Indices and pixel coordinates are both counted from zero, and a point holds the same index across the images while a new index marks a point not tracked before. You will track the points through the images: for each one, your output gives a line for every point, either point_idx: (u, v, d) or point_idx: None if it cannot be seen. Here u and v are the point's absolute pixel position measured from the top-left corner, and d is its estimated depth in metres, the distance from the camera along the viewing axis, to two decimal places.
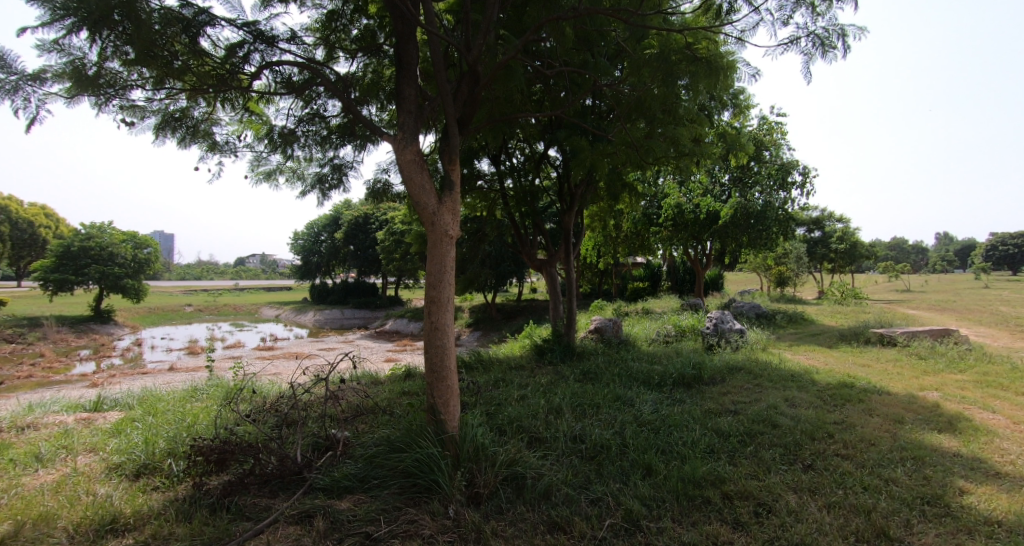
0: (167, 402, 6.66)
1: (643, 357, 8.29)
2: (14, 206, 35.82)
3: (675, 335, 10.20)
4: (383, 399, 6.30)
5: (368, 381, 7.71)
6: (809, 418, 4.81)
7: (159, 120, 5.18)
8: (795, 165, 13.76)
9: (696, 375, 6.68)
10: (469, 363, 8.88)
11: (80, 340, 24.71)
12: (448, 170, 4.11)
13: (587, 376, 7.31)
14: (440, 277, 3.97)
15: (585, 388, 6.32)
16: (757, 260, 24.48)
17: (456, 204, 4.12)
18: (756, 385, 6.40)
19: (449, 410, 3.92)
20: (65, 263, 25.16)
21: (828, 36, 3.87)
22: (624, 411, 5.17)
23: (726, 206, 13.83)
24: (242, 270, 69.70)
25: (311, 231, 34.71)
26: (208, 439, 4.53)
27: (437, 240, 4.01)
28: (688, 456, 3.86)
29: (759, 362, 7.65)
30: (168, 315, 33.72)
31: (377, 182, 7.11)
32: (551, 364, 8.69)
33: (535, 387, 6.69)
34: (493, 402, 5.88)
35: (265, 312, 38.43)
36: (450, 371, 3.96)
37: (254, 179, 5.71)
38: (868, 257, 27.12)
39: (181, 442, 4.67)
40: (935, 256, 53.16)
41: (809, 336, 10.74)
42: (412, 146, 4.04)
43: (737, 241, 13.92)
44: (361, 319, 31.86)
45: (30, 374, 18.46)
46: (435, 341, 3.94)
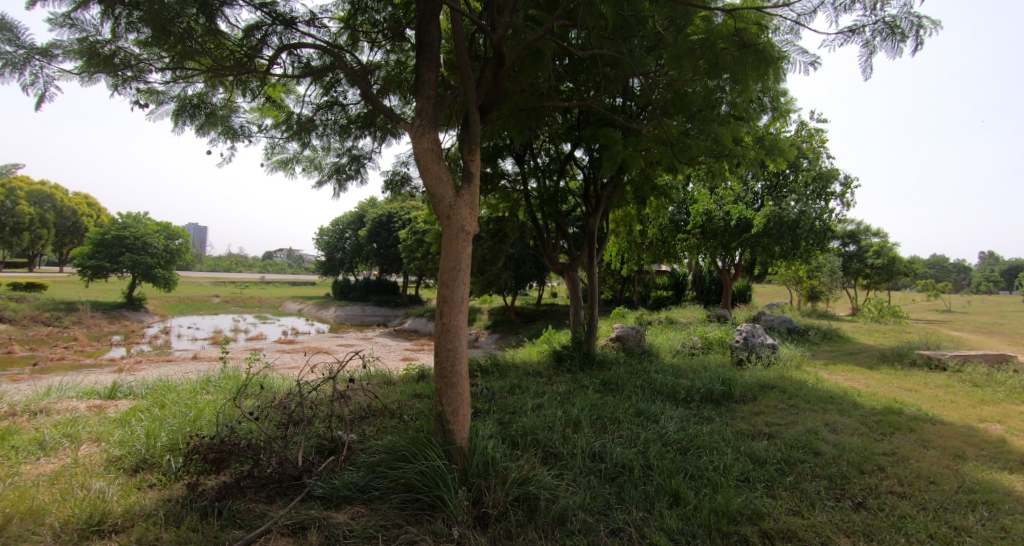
0: (177, 393, 6.53)
1: (669, 369, 7.91)
2: (59, 194, 37.16)
3: (701, 347, 9.75)
4: (394, 402, 6.04)
5: (381, 381, 7.50)
6: (855, 447, 4.40)
7: (178, 106, 4.94)
8: (835, 174, 13.11)
9: (726, 392, 6.27)
10: (485, 367, 8.61)
11: (112, 325, 25.29)
12: (468, 161, 3.83)
13: (607, 386, 6.97)
14: (454, 275, 3.69)
15: (604, 400, 5.97)
16: (788, 273, 23.69)
17: (474, 198, 3.83)
18: (790, 405, 5.98)
19: (458, 419, 3.62)
20: (101, 250, 25.83)
21: (898, 22, 3.44)
22: (648, 428, 4.81)
23: (759, 214, 13.31)
24: (270, 264, 71.07)
25: (336, 228, 35.00)
26: (210, 436, 4.31)
27: (452, 235, 3.73)
28: (722, 485, 3.50)
29: (793, 381, 7.19)
30: (196, 305, 34.37)
31: (396, 176, 6.90)
32: (570, 372, 8.35)
33: (552, 396, 6.37)
34: (507, 410, 5.59)
35: (289, 306, 38.87)
36: (461, 377, 3.66)
37: (270, 168, 5.56)
38: (906, 274, 26.02)
39: (184, 437, 4.47)
40: (975, 276, 51.08)
41: (845, 354, 10.18)
42: (430, 135, 3.77)
43: (769, 252, 13.39)
44: (382, 317, 31.91)
45: (63, 356, 18.93)
46: (446, 344, 3.65)
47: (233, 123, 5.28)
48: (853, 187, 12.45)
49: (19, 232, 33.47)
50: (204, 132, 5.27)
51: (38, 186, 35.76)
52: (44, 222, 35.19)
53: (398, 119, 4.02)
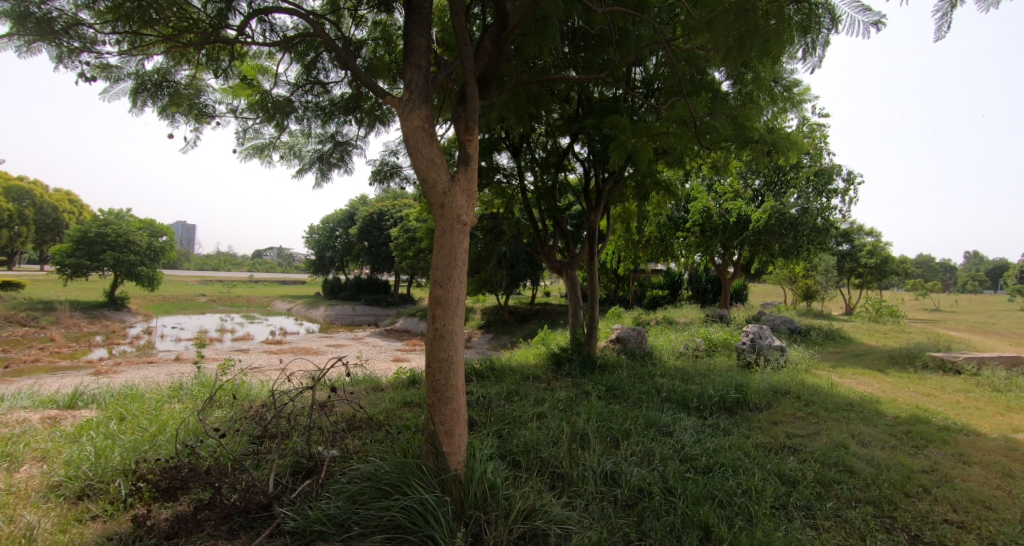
0: (142, 403, 5.95)
1: (675, 373, 7.50)
2: (38, 190, 35.97)
3: (705, 349, 9.36)
4: (382, 413, 5.53)
5: (368, 387, 6.99)
6: (891, 463, 4.03)
7: (134, 83, 4.37)
8: (838, 169, 12.59)
9: (741, 400, 5.83)
10: (479, 370, 8.14)
11: (92, 325, 24.44)
12: (465, 142, 3.35)
13: (612, 392, 6.52)
14: (449, 271, 3.21)
15: (611, 409, 5.51)
16: (784, 272, 23.41)
17: (472, 183, 3.35)
18: (810, 414, 5.55)
19: (452, 441, 3.13)
20: (81, 248, 24.92)
21: None
22: (662, 442, 4.37)
23: (759, 210, 12.95)
24: (259, 262, 69.89)
25: (325, 226, 34.30)
26: (166, 459, 3.80)
27: (446, 225, 3.25)
28: (755, 514, 3.11)
29: (807, 386, 6.78)
30: (181, 305, 33.51)
31: (385, 166, 6.39)
32: (570, 376, 7.92)
33: (553, 404, 5.90)
34: (506, 421, 5.13)
35: (277, 306, 38.07)
36: (456, 390, 3.17)
37: (244, 155, 5.05)
38: (900, 273, 25.84)
39: (137, 458, 3.95)
40: (962, 275, 51.43)
41: (852, 356, 9.80)
42: (420, 110, 3.29)
43: (769, 250, 13.02)
44: (372, 316, 31.28)
45: (38, 358, 18.16)
46: (439, 353, 3.16)
47: (200, 103, 4.75)
48: (857, 182, 12.08)
49: None
50: (168, 116, 4.72)
51: (17, 182, 34.67)
52: (23, 219, 34.06)
53: (385, 95, 3.53)
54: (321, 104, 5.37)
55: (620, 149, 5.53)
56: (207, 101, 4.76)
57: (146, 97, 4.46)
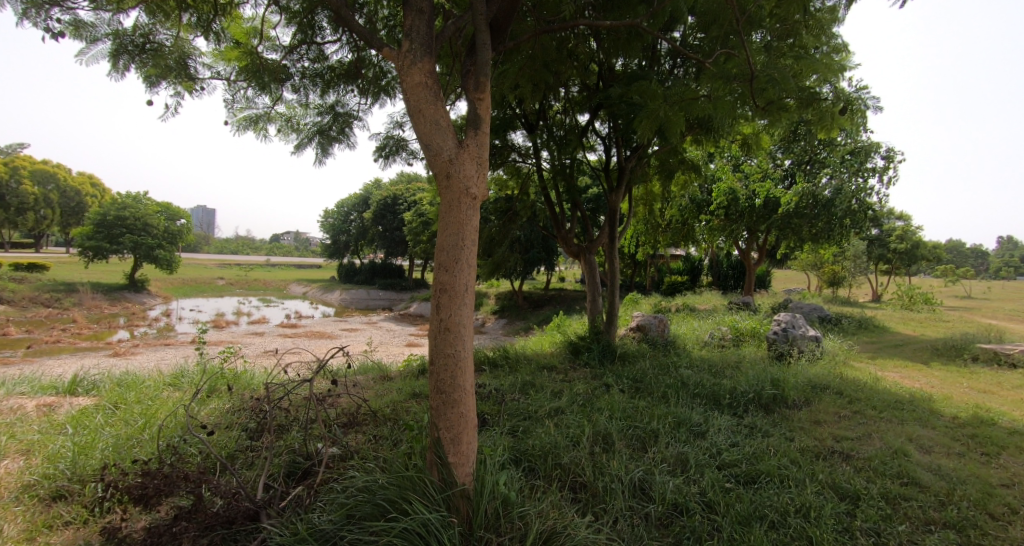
0: (139, 391, 5.63)
1: (702, 365, 7.02)
2: (61, 174, 36.19)
3: (731, 338, 8.85)
4: (388, 407, 5.14)
5: (375, 376, 6.62)
6: (962, 475, 3.55)
7: (113, 45, 3.93)
8: (876, 147, 11.74)
9: (778, 396, 5.30)
10: (493, 359, 7.76)
11: (113, 307, 24.58)
12: (475, 100, 2.86)
13: (635, 385, 6.08)
14: (455, 254, 2.76)
15: (635, 405, 5.06)
16: (809, 257, 22.53)
17: (482, 151, 2.88)
18: (855, 412, 5.03)
19: (459, 450, 2.70)
20: (101, 231, 24.97)
21: None
22: (696, 445, 3.91)
23: (789, 193, 12.19)
24: (277, 246, 70.25)
25: (341, 210, 34.05)
26: (149, 460, 3.46)
27: (453, 199, 2.80)
28: (815, 540, 2.69)
29: (848, 380, 6.23)
30: (200, 288, 33.72)
31: (390, 141, 5.94)
32: (588, 367, 7.50)
33: (572, 398, 5.48)
34: (520, 418, 4.72)
35: (293, 289, 38.12)
36: (463, 392, 2.74)
37: (236, 126, 4.82)
38: (932, 259, 24.72)
39: (122, 456, 3.60)
40: (993, 261, 49.55)
41: (889, 346, 9.20)
42: (423, 62, 2.82)
43: (798, 235, 12.26)
44: (387, 300, 31.11)
45: (59, 338, 18.22)
46: (444, 349, 2.72)
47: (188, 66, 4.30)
48: (897, 161, 11.25)
49: (22, 211, 32.83)
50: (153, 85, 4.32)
51: (41, 165, 34.91)
52: (47, 202, 34.35)
53: (382, 47, 3.07)
54: (319, 70, 5.06)
55: (651, 119, 5.00)
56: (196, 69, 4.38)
57: (128, 59, 4.02)
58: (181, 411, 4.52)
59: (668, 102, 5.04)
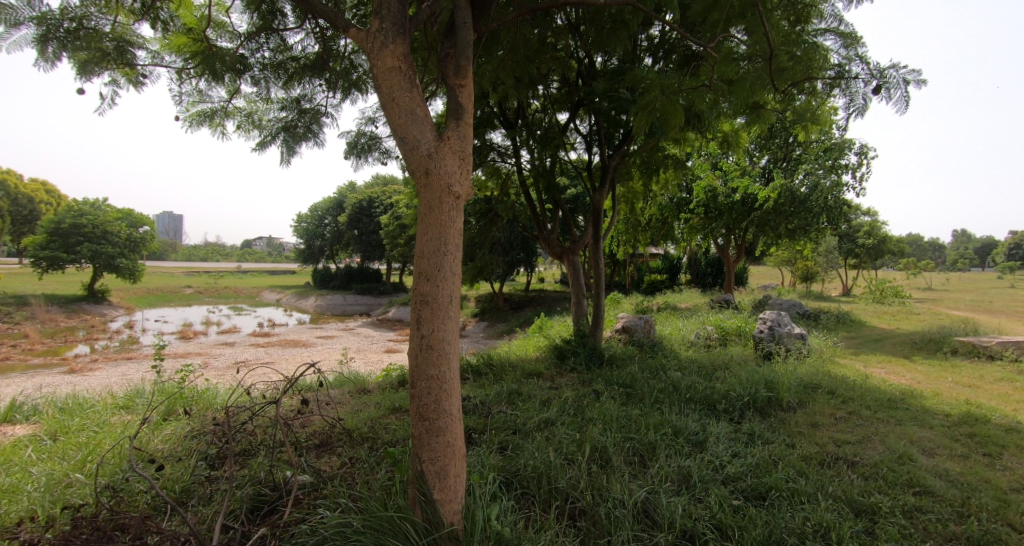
0: (87, 418, 5.15)
1: (690, 368, 6.86)
2: (14, 181, 34.39)
3: (717, 338, 8.74)
4: (367, 424, 4.80)
5: (353, 389, 6.27)
6: (972, 480, 3.38)
7: (40, 33, 3.56)
8: (850, 143, 11.65)
9: (773, 398, 5.11)
10: (476, 367, 7.48)
11: (71, 320, 23.36)
12: (456, 87, 2.57)
13: (625, 390, 5.88)
14: (437, 261, 2.46)
15: (627, 413, 4.85)
16: (783, 253, 22.78)
17: (465, 143, 2.59)
18: (851, 412, 4.84)
19: (446, 484, 2.41)
20: (56, 240, 23.68)
21: None
22: (697, 458, 3.67)
23: (767, 189, 12.13)
24: (248, 252, 68.37)
25: (314, 214, 33.16)
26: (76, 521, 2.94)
27: (433, 199, 2.50)
28: None
29: (838, 378, 6.08)
30: (166, 297, 32.46)
31: (362, 139, 5.59)
32: (575, 372, 7.29)
33: (561, 408, 5.24)
34: (509, 434, 4.45)
35: (265, 296, 37.04)
36: (449, 418, 2.44)
37: (189, 122, 4.57)
38: (900, 253, 25.18)
39: (48, 506, 3.12)
40: (953, 253, 51.30)
41: (870, 340, 9.15)
42: (394, 44, 2.53)
43: (777, 231, 12.23)
44: (363, 305, 30.44)
45: (10, 356, 17.13)
46: (426, 369, 2.42)
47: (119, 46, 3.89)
48: (872, 156, 11.22)
49: None
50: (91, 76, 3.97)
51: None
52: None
53: (349, 30, 2.76)
54: (280, 61, 4.80)
55: (646, 110, 4.57)
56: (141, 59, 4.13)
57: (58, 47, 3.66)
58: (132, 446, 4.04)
59: (663, 91, 4.64)
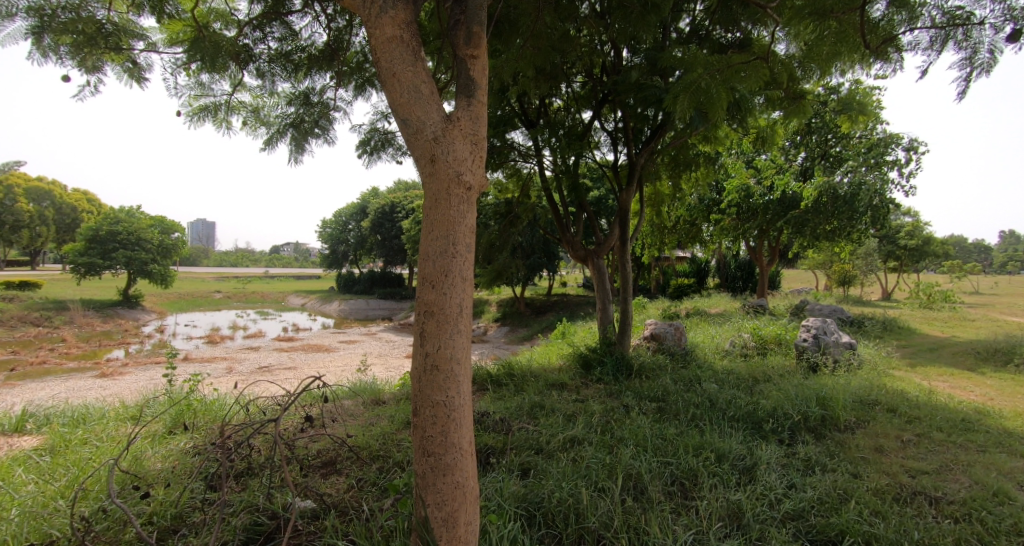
0: (93, 430, 4.99)
1: (728, 380, 6.33)
2: (58, 191, 35.56)
3: (754, 346, 8.16)
4: (378, 440, 4.44)
5: (367, 399, 5.96)
6: None
7: (37, 26, 3.57)
8: (896, 138, 10.77)
9: (827, 417, 4.55)
10: (497, 377, 7.12)
11: (106, 324, 23.79)
12: (467, 59, 2.21)
13: (657, 404, 5.42)
14: (444, 264, 2.08)
15: (662, 431, 4.40)
16: (820, 256, 21.77)
17: (477, 125, 2.20)
18: (920, 435, 4.25)
19: (456, 532, 2.05)
20: (93, 247, 24.23)
21: None
22: (747, 490, 3.21)
23: (807, 187, 11.38)
24: (276, 257, 69.47)
25: (338, 219, 33.35)
26: None
27: (441, 192, 2.12)
28: None
29: (897, 393, 5.45)
30: (197, 302, 33.02)
31: (374, 136, 5.26)
32: (602, 384, 6.85)
33: (588, 424, 4.81)
34: (529, 456, 4.05)
35: (291, 301, 37.39)
36: (459, 454, 2.07)
37: (191, 116, 4.37)
38: (945, 255, 23.71)
39: (21, 538, 2.89)
40: (999, 256, 48.59)
41: (924, 350, 8.40)
42: (394, 10, 2.17)
43: (815, 233, 11.52)
44: (386, 310, 30.34)
45: (46, 359, 17.46)
46: (433, 395, 2.05)
47: (103, 28, 3.85)
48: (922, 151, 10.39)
49: (18, 229, 32.22)
50: (90, 70, 4.03)
51: (36, 182, 34.19)
52: (40, 220, 33.62)
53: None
54: (287, 51, 4.53)
55: (690, 91, 4.18)
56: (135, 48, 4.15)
57: (53, 39, 3.66)
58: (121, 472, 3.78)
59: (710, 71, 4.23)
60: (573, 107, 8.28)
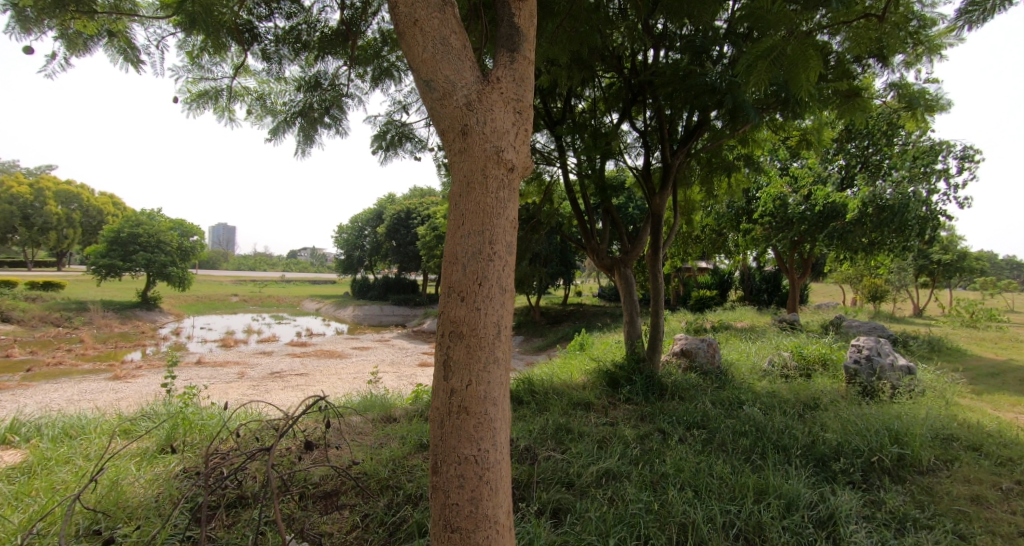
0: (81, 447, 4.57)
1: (774, 404, 5.71)
2: (85, 194, 36.02)
3: (796, 366, 7.49)
4: (387, 467, 3.91)
5: (376, 415, 5.47)
6: None
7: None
8: (947, 145, 9.98)
9: (906, 456, 3.89)
10: (518, 394, 6.58)
11: (124, 325, 23.72)
12: (511, 9, 2.02)
13: (699, 431, 4.81)
14: (476, 270, 1.80)
15: (713, 467, 3.81)
16: (849, 270, 20.88)
17: (519, 90, 1.92)
18: (1021, 483, 3.60)
19: None
20: (114, 248, 24.25)
21: None
22: None
23: (851, 198, 10.53)
24: (293, 262, 69.82)
25: (354, 225, 33.20)
26: None
27: (477, 174, 1.83)
28: None
29: (976, 426, 4.75)
30: (214, 305, 33.02)
31: (391, 129, 4.80)
32: (631, 404, 6.27)
33: (624, 454, 4.22)
34: (558, 494, 3.48)
35: (306, 305, 37.24)
36: (494, 496, 1.80)
37: (189, 103, 3.97)
38: (981, 272, 22.50)
39: None
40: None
41: (985, 375, 7.63)
42: None
43: (855, 245, 10.81)
44: (400, 316, 29.98)
45: (63, 360, 17.29)
46: (461, 429, 1.78)
47: None
48: (975, 159, 9.64)
49: (45, 231, 32.63)
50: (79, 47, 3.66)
51: (66, 186, 34.65)
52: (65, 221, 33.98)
53: None
54: (297, 30, 4.11)
55: (768, 59, 3.42)
56: (129, 23, 3.77)
57: (35, 10, 3.28)
58: (95, 507, 3.36)
59: (793, 36, 3.48)
60: (598, 108, 7.75)
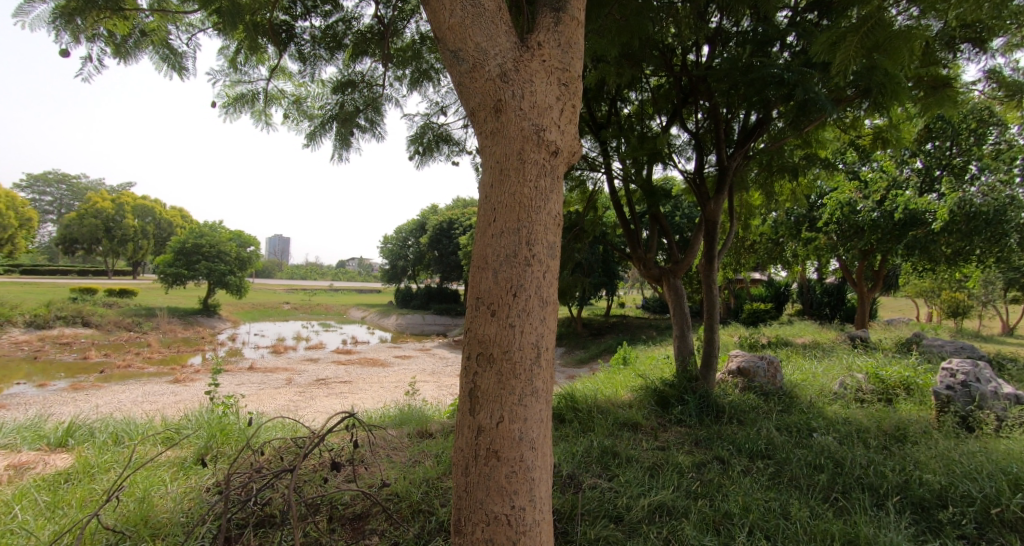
0: (120, 454, 4.55)
1: (852, 434, 5.07)
2: (155, 206, 38.24)
3: (871, 390, 6.75)
4: (420, 489, 3.63)
5: (410, 430, 5.23)
6: None
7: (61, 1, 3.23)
8: None
9: None
10: (560, 412, 6.19)
11: (187, 330, 24.77)
12: None
13: (764, 461, 4.29)
14: (510, 277, 1.75)
15: (786, 508, 3.32)
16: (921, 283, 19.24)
17: (554, 69, 1.88)
18: None
19: None
20: (180, 258, 25.51)
21: None
22: None
23: (934, 204, 9.57)
24: (341, 272, 71.79)
25: (399, 235, 33.71)
26: None
27: (513, 166, 1.80)
28: None
29: None
30: (268, 312, 34.17)
31: (428, 132, 4.59)
32: (683, 427, 5.77)
33: (680, 486, 3.78)
34: (604, 533, 3.08)
35: (353, 313, 37.99)
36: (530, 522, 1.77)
37: (227, 107, 3.93)
38: None
39: None
40: None
41: None
42: None
43: (935, 256, 9.83)
44: (442, 326, 30.06)
45: (131, 363, 18.13)
46: (495, 461, 1.75)
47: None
48: None
49: (122, 242, 34.83)
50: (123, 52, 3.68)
51: (142, 200, 37.04)
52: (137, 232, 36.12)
53: None
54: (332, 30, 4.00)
55: (862, 32, 3.01)
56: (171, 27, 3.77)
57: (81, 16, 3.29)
58: (119, 525, 3.25)
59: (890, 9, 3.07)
60: (646, 111, 7.38)
